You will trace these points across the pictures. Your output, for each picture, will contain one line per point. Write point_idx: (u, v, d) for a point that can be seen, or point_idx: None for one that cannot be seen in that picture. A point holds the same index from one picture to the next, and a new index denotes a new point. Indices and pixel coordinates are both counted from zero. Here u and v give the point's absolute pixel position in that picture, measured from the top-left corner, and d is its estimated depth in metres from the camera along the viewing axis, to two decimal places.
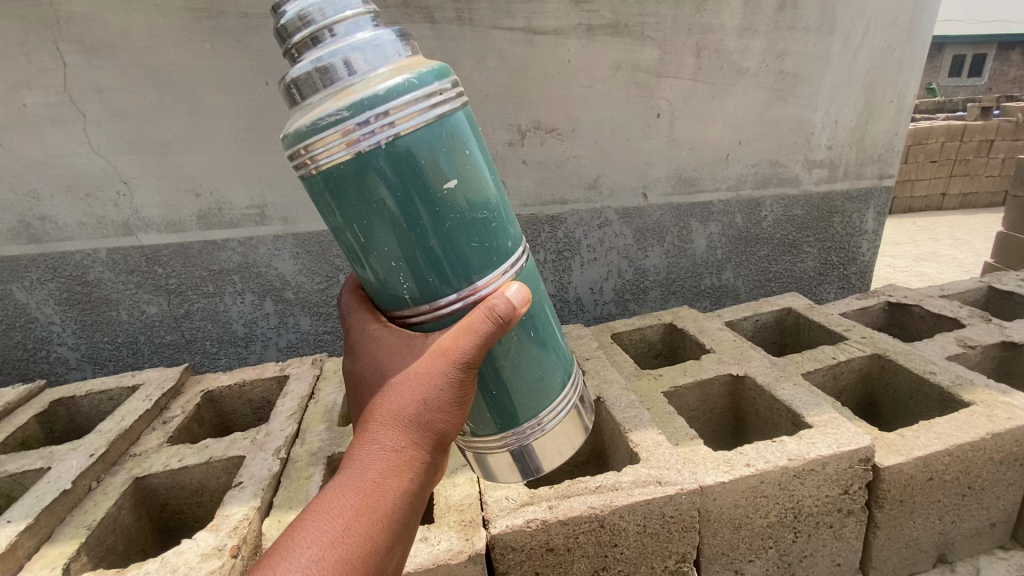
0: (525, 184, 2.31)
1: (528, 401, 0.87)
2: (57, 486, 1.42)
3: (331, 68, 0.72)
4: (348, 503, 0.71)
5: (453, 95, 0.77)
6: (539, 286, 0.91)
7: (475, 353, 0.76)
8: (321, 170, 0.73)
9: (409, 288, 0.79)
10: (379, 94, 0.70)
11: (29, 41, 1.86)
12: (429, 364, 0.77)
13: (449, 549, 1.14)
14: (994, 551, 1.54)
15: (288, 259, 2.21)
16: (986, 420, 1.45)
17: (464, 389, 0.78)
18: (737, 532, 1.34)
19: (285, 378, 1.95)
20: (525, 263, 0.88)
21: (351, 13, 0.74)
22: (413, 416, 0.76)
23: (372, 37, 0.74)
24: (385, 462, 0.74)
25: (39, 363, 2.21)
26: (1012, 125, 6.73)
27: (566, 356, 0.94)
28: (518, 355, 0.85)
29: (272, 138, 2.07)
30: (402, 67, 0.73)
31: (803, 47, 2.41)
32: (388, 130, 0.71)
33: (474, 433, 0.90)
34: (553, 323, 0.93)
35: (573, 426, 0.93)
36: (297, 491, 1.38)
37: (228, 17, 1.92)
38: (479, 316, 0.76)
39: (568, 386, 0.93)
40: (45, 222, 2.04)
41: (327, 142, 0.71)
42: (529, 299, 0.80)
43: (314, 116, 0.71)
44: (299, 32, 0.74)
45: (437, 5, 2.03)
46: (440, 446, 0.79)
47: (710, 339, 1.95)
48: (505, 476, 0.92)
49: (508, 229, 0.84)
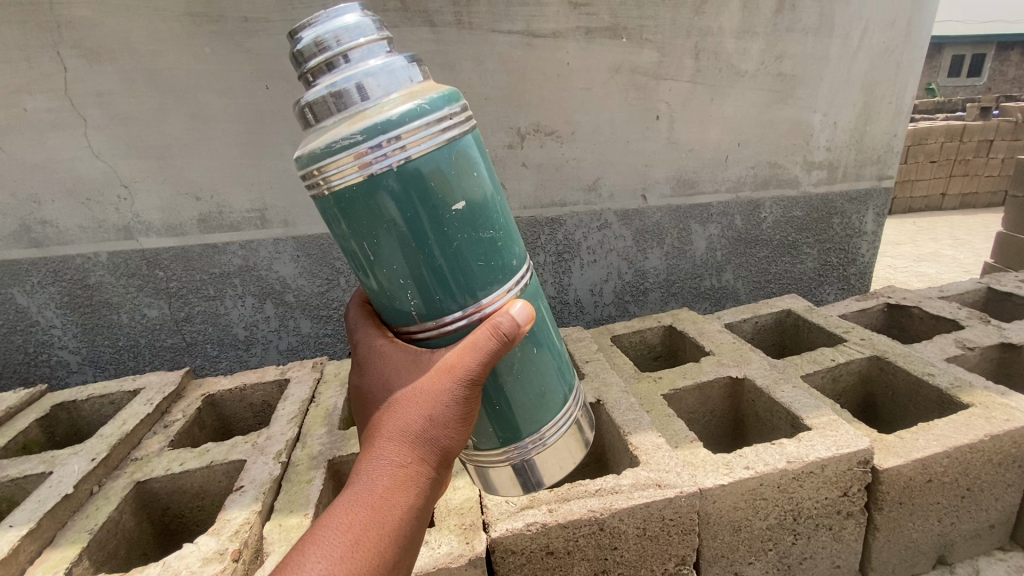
0: (524, 186, 2.32)
1: (530, 416, 0.87)
2: (58, 490, 1.43)
3: (345, 93, 0.73)
4: (355, 519, 0.72)
5: (462, 119, 0.78)
6: (542, 302, 0.92)
7: (480, 370, 0.76)
8: (332, 191, 0.74)
9: (416, 305, 0.80)
10: (391, 119, 0.71)
11: (30, 46, 1.86)
12: (435, 381, 0.77)
13: (449, 553, 1.15)
14: (994, 553, 1.54)
15: (289, 262, 2.22)
16: (985, 422, 1.45)
17: (469, 406, 0.79)
18: (737, 534, 1.35)
19: (285, 381, 1.96)
20: (529, 279, 0.89)
21: (366, 40, 0.75)
22: (419, 433, 0.77)
23: (386, 63, 0.74)
24: (391, 478, 0.75)
25: (40, 367, 2.22)
26: (1012, 125, 6.74)
27: (569, 371, 0.95)
28: (521, 370, 0.86)
29: (273, 142, 2.08)
30: (413, 92, 0.74)
31: (801, 49, 2.42)
32: (399, 153, 0.72)
33: (477, 447, 0.91)
34: (556, 339, 0.93)
35: (574, 442, 0.94)
36: (298, 494, 1.38)
37: (228, 22, 1.93)
38: (484, 334, 0.76)
39: (570, 401, 0.93)
40: (46, 226, 2.05)
41: (340, 165, 0.72)
42: (532, 316, 0.81)
43: (327, 139, 0.72)
44: (314, 58, 0.75)
45: (437, 8, 2.03)
46: (445, 461, 0.79)
47: (710, 341, 1.95)
48: (506, 489, 0.93)
49: (514, 248, 0.85)
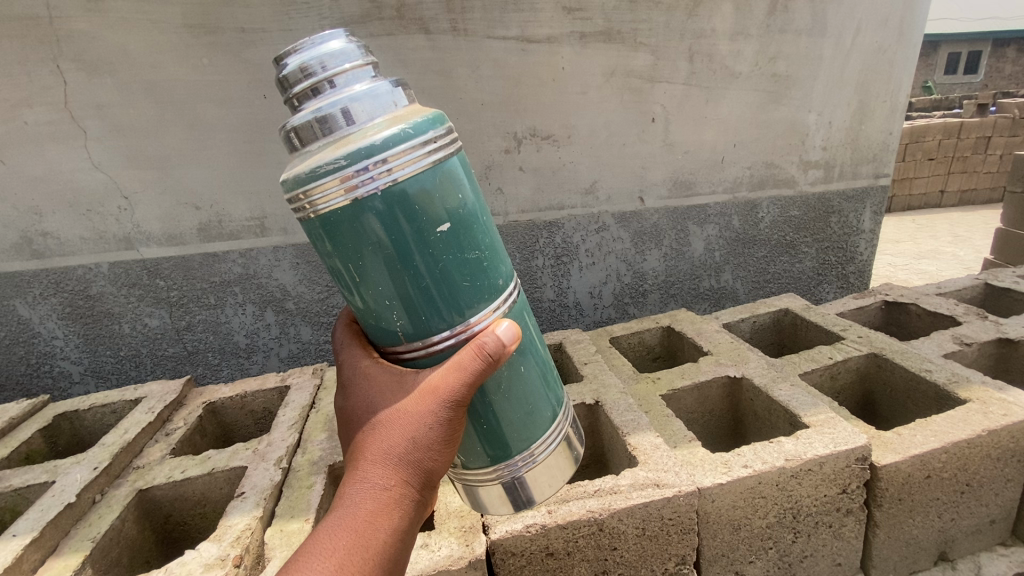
0: (521, 191, 2.33)
1: (519, 434, 0.88)
2: (61, 499, 1.44)
3: (331, 118, 0.74)
4: (340, 543, 0.72)
5: (447, 141, 0.80)
6: (529, 319, 0.93)
7: (464, 391, 0.78)
8: (319, 214, 0.76)
9: (402, 325, 0.81)
10: (376, 143, 0.72)
11: (29, 60, 1.88)
12: (419, 402, 0.78)
13: (449, 555, 1.15)
14: (995, 549, 1.54)
15: (289, 269, 2.23)
16: (982, 417, 1.45)
17: (454, 426, 0.80)
18: (737, 533, 1.35)
19: (286, 388, 1.97)
20: (516, 298, 0.90)
21: (351, 65, 0.76)
22: (402, 455, 0.78)
23: (371, 88, 0.76)
24: (376, 501, 0.76)
25: (43, 378, 2.23)
26: (1008, 122, 6.78)
27: (558, 387, 0.96)
28: (508, 388, 0.87)
29: (273, 151, 2.09)
30: (397, 117, 0.76)
31: (794, 49, 2.44)
32: (385, 176, 0.73)
33: (466, 465, 0.92)
34: (543, 355, 0.94)
35: (564, 458, 0.95)
36: (299, 500, 1.39)
37: (225, 32, 1.95)
38: (469, 354, 0.78)
39: (559, 416, 0.94)
40: (47, 238, 2.07)
41: (326, 189, 0.73)
42: (518, 336, 0.82)
43: (312, 164, 0.73)
44: (300, 83, 0.76)
45: (432, 16, 2.05)
46: (428, 483, 0.80)
47: (708, 341, 1.96)
48: (497, 507, 0.93)
49: (499, 267, 0.86)
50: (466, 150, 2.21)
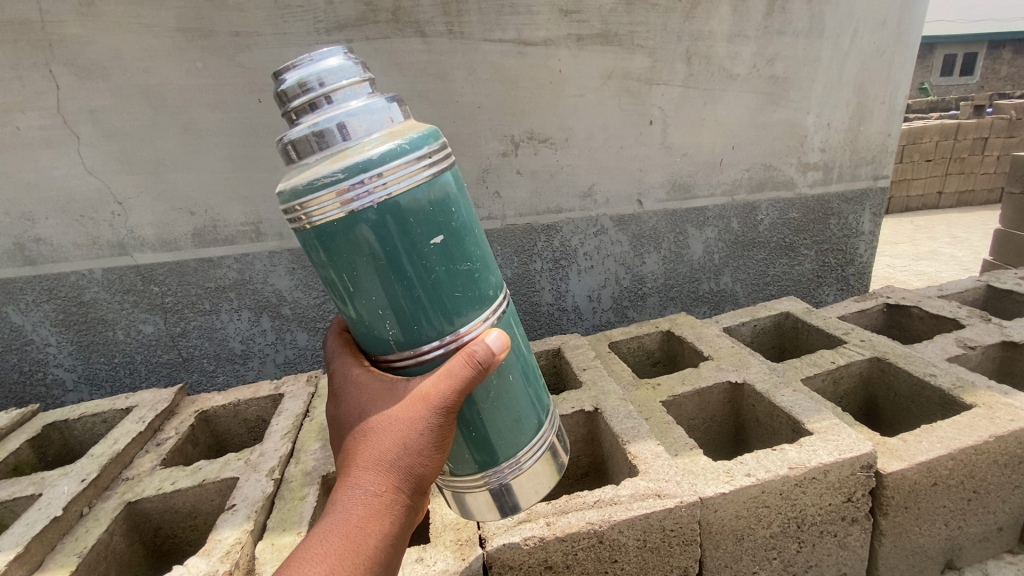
0: (519, 194, 2.30)
1: (506, 441, 0.85)
2: (47, 513, 1.40)
3: (328, 133, 0.72)
4: (331, 548, 0.70)
5: (442, 156, 0.77)
6: (517, 327, 0.90)
7: (454, 398, 0.75)
8: (314, 225, 0.73)
9: (394, 334, 0.78)
10: (372, 158, 0.70)
11: (22, 65, 1.86)
12: (410, 409, 0.76)
13: (445, 569, 1.12)
14: (1002, 556, 1.52)
15: (284, 275, 2.20)
16: (988, 422, 1.43)
17: (445, 432, 0.78)
18: (740, 543, 1.32)
19: (280, 396, 1.93)
20: (505, 308, 0.87)
21: (349, 82, 0.73)
22: (393, 462, 0.75)
23: (368, 103, 0.73)
24: (367, 507, 0.73)
25: (37, 386, 2.20)
26: (1005, 122, 6.79)
27: (544, 395, 0.93)
28: (496, 396, 0.84)
29: (266, 156, 2.07)
30: (393, 132, 0.74)
31: (793, 52, 2.42)
32: (381, 190, 0.71)
33: (453, 472, 0.89)
34: (531, 363, 0.92)
35: (550, 466, 0.92)
36: (291, 512, 1.35)
37: (220, 36, 1.92)
38: (459, 362, 0.75)
39: (545, 425, 0.91)
40: (40, 243, 2.04)
41: (322, 202, 0.71)
42: (508, 345, 0.79)
43: (309, 176, 0.71)
44: (298, 98, 0.74)
45: (428, 19, 2.03)
46: (420, 489, 0.78)
47: (709, 346, 1.93)
48: (483, 513, 0.91)
49: (491, 278, 0.84)
50: (462, 154, 2.19)
